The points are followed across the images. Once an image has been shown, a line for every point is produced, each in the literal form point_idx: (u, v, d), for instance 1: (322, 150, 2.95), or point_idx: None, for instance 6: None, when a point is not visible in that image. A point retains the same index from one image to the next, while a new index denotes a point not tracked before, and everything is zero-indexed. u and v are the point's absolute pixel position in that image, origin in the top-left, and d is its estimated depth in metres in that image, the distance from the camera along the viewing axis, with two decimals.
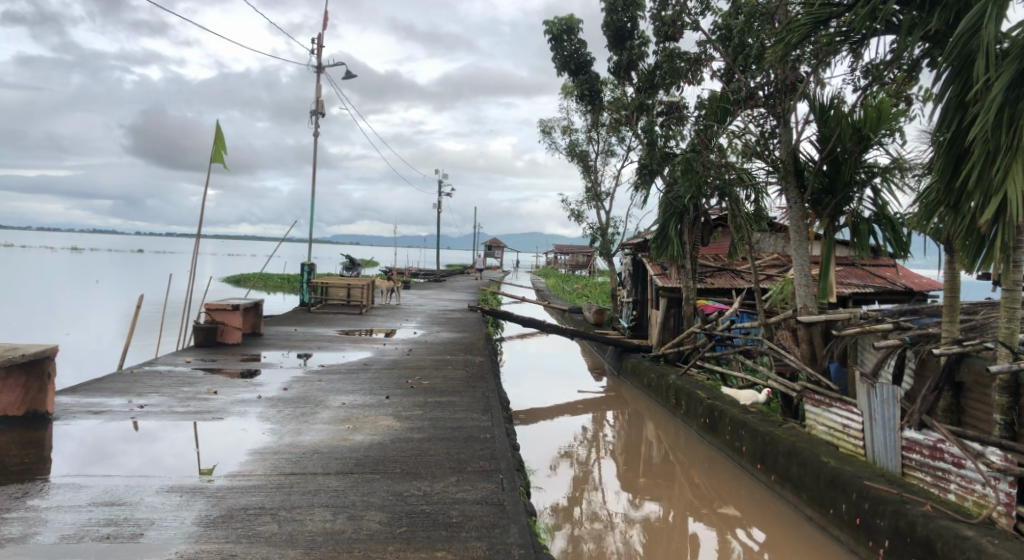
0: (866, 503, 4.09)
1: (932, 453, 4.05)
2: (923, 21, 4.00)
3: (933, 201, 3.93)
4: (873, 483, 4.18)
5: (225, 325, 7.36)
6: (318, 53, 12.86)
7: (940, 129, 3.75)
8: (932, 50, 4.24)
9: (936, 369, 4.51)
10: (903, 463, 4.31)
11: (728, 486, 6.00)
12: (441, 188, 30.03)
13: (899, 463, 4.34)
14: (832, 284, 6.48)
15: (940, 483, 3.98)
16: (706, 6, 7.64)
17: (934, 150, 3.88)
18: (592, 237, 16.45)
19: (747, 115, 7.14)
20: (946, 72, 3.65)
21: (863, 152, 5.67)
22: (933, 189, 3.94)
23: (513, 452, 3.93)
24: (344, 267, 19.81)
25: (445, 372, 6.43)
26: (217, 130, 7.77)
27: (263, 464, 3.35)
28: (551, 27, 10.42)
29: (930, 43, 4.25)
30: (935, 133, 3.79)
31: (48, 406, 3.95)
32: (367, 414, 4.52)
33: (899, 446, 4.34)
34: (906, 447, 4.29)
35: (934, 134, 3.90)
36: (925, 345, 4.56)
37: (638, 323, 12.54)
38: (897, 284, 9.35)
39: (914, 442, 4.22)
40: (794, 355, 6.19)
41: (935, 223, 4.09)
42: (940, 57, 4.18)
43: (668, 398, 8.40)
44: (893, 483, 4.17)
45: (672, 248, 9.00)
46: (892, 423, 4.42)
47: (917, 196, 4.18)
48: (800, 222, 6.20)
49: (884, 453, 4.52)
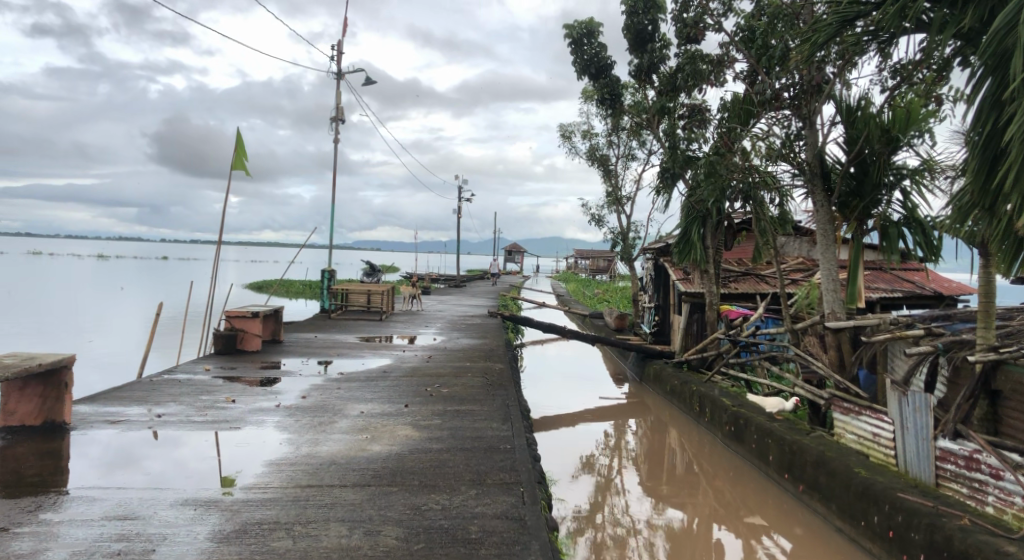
0: (899, 515, 3.88)
1: (967, 464, 3.84)
2: (955, 18, 3.79)
3: (967, 204, 3.75)
4: (907, 495, 3.96)
5: (246, 332, 7.39)
6: (338, 61, 12.96)
7: (975, 128, 3.54)
8: (964, 48, 4.02)
9: (971, 377, 4.31)
10: (937, 474, 4.09)
11: (753, 496, 5.80)
12: (460, 193, 30.11)
13: (932, 473, 4.11)
14: (860, 289, 6.23)
15: (977, 495, 3.76)
16: (729, 7, 7.48)
17: (968, 150, 3.67)
18: (612, 242, 16.27)
19: (771, 117, 6.95)
20: (980, 70, 3.43)
21: (892, 153, 5.43)
22: (967, 191, 3.73)
23: (533, 463, 3.82)
24: (365, 273, 19.94)
25: (464, 379, 6.35)
26: (238, 139, 7.84)
27: (279, 476, 3.30)
28: (571, 31, 10.35)
29: (963, 41, 4.03)
30: (968, 131, 3.58)
31: (64, 416, 3.96)
32: (385, 423, 4.45)
33: (933, 455, 4.11)
34: (940, 457, 4.06)
35: (968, 133, 3.69)
36: (959, 352, 4.30)
37: (660, 329, 12.33)
38: (927, 288, 9.03)
39: (948, 452, 4.00)
40: (822, 362, 5.97)
41: (970, 225, 3.92)
42: (974, 55, 3.96)
43: (691, 405, 8.20)
44: (927, 495, 3.94)
45: (694, 253, 8.79)
46: (925, 431, 4.19)
47: (951, 197, 3.97)
48: (828, 226, 6.02)
49: (916, 463, 4.29)
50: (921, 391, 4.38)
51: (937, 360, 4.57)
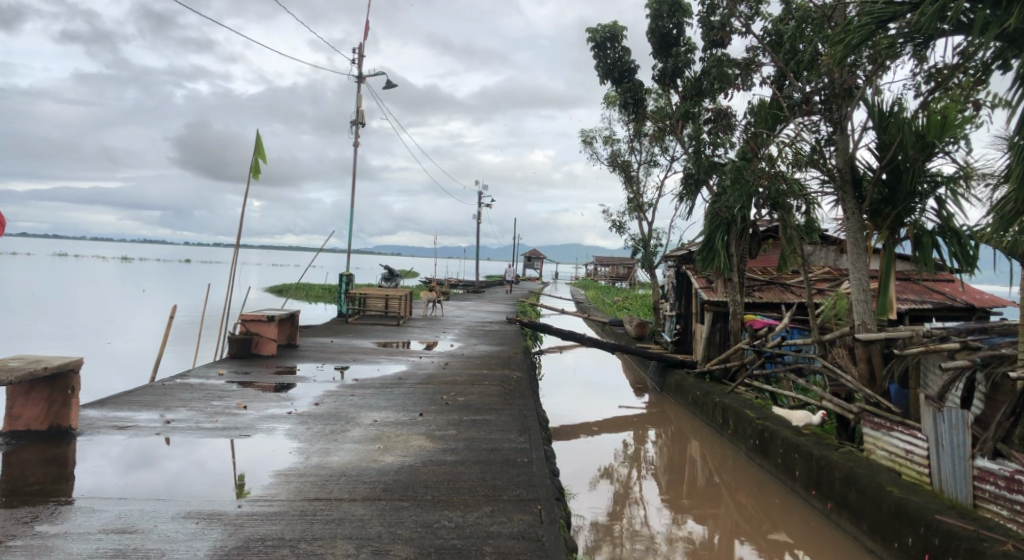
0: (935, 538, 3.59)
1: (1008, 485, 3.55)
2: (998, 19, 3.47)
3: (1010, 212, 3.36)
4: (943, 516, 3.66)
5: (261, 336, 7.37)
6: (359, 66, 12.97)
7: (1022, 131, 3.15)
8: (1005, 51, 3.71)
9: (1011, 395, 3.93)
10: (975, 495, 3.80)
11: (778, 513, 5.53)
12: (480, 200, 30.15)
13: (970, 494, 3.82)
14: (892, 300, 5.94)
15: (1019, 518, 3.47)
16: (755, 11, 7.27)
17: (1012, 154, 3.29)
18: (633, 249, 16.04)
19: (800, 122, 6.69)
20: None
21: (927, 160, 5.12)
22: (1009, 198, 3.35)
23: (551, 478, 3.66)
24: (384, 279, 19.98)
25: (481, 388, 6.20)
26: (259, 142, 7.86)
27: (286, 488, 3.19)
28: (594, 34, 10.19)
29: (1005, 42, 3.72)
30: (1012, 136, 3.25)
31: (70, 420, 3.92)
32: (398, 433, 4.33)
33: (971, 475, 3.82)
34: (979, 477, 3.77)
35: (1011, 137, 3.34)
36: (998, 367, 3.95)
37: (681, 338, 12.04)
38: (958, 299, 8.65)
39: (987, 472, 3.71)
40: (851, 375, 5.65)
41: (1013, 235, 3.55)
42: (1017, 58, 3.63)
43: (714, 417, 7.92)
44: (965, 516, 3.64)
45: (718, 261, 8.51)
46: (961, 449, 3.90)
47: (991, 205, 3.61)
48: (858, 235, 5.70)
49: (953, 483, 3.99)
50: (957, 407, 4.08)
51: (974, 376, 4.22)
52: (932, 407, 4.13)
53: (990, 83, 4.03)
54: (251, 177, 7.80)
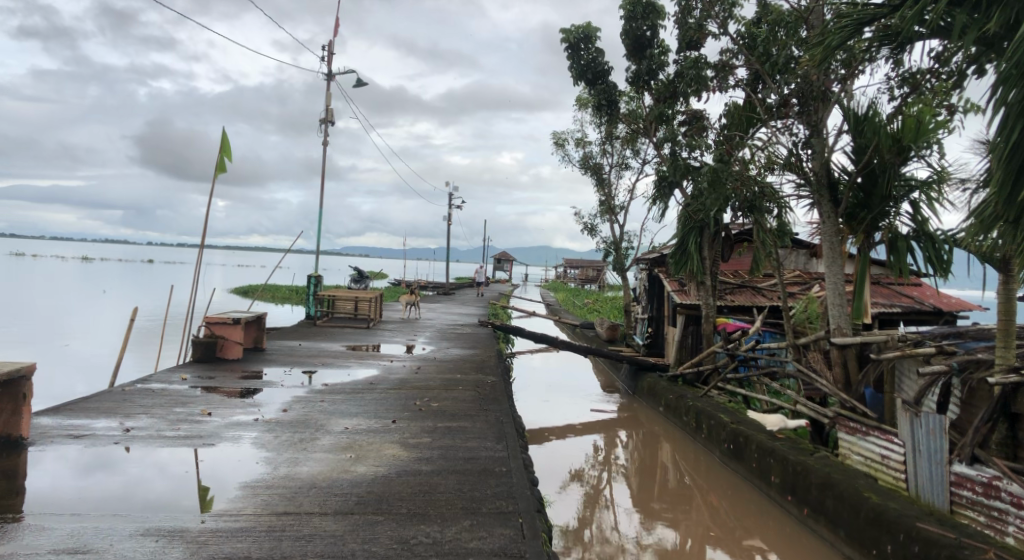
0: (915, 545, 3.59)
1: (986, 491, 3.59)
2: (979, 22, 3.47)
3: (990, 215, 3.37)
4: (923, 522, 3.67)
5: (226, 340, 7.03)
6: (328, 61, 12.64)
7: (1001, 133, 3.12)
8: (984, 54, 3.75)
9: (988, 400, 3.99)
10: (952, 501, 3.83)
11: (751, 517, 5.53)
12: (450, 202, 30.07)
13: (947, 499, 3.85)
14: (866, 303, 6.01)
15: (996, 524, 3.51)
16: (730, 14, 7.31)
17: (992, 157, 3.28)
18: (605, 252, 16.07)
19: (776, 125, 6.71)
20: (998, 77, 3.08)
21: (902, 164, 5.18)
22: (990, 201, 3.36)
23: (532, 488, 3.52)
24: (352, 281, 19.56)
25: (455, 393, 6.04)
26: (223, 136, 7.55)
27: (254, 501, 2.97)
28: (568, 35, 10.14)
29: (983, 47, 3.76)
30: (992, 138, 3.26)
31: (22, 430, 3.60)
32: (371, 441, 4.14)
33: (948, 481, 3.86)
34: (956, 483, 3.81)
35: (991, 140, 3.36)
36: (974, 373, 3.99)
37: (653, 340, 12.07)
38: (925, 303, 8.87)
39: (964, 478, 3.75)
40: (826, 379, 5.67)
41: (991, 238, 3.57)
42: (993, 62, 3.68)
43: (687, 421, 7.91)
44: (944, 523, 3.65)
45: (691, 264, 8.53)
46: (939, 455, 3.93)
47: (970, 210, 3.62)
48: (834, 239, 5.76)
49: (929, 489, 4.03)
50: (933, 412, 4.12)
51: (949, 381, 4.28)
52: (910, 412, 4.15)
53: (964, 88, 4.07)
54: (215, 173, 7.46)
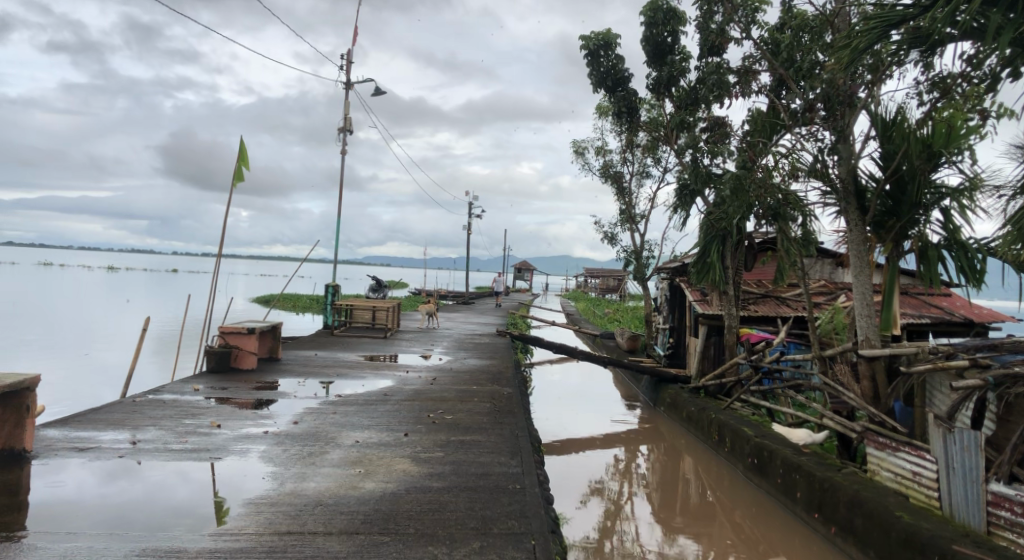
0: None
1: None
2: (1015, 21, 3.31)
3: None
4: (959, 546, 3.45)
5: (240, 350, 7.05)
6: (348, 71, 12.74)
7: None
8: (1020, 55, 3.58)
9: None
10: (989, 522, 3.62)
11: (776, 535, 5.30)
12: (470, 211, 30.20)
13: (984, 520, 3.64)
14: (895, 315, 5.77)
15: None
16: (751, 20, 7.18)
17: None
18: (626, 260, 15.86)
19: (800, 132, 6.53)
20: None
21: (932, 170, 4.97)
22: None
23: (546, 507, 3.41)
24: (371, 290, 19.64)
25: (470, 405, 5.95)
26: (243, 146, 7.63)
27: (257, 519, 2.92)
28: (587, 42, 10.08)
29: (1019, 48, 3.59)
30: None
31: (24, 443, 3.60)
32: (382, 456, 4.06)
33: (984, 501, 3.64)
34: (993, 503, 3.59)
35: None
36: (1011, 388, 3.75)
37: (674, 351, 11.83)
38: (956, 314, 8.55)
39: (1002, 497, 3.54)
40: (853, 393, 5.43)
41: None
42: None
43: (709, 434, 7.68)
44: (981, 546, 3.43)
45: (713, 274, 8.32)
46: (975, 473, 3.73)
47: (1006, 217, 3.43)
48: (861, 248, 5.56)
49: (964, 508, 3.81)
50: (968, 428, 3.90)
51: (984, 396, 4.05)
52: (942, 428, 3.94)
53: (998, 92, 3.90)
54: (233, 183, 7.53)
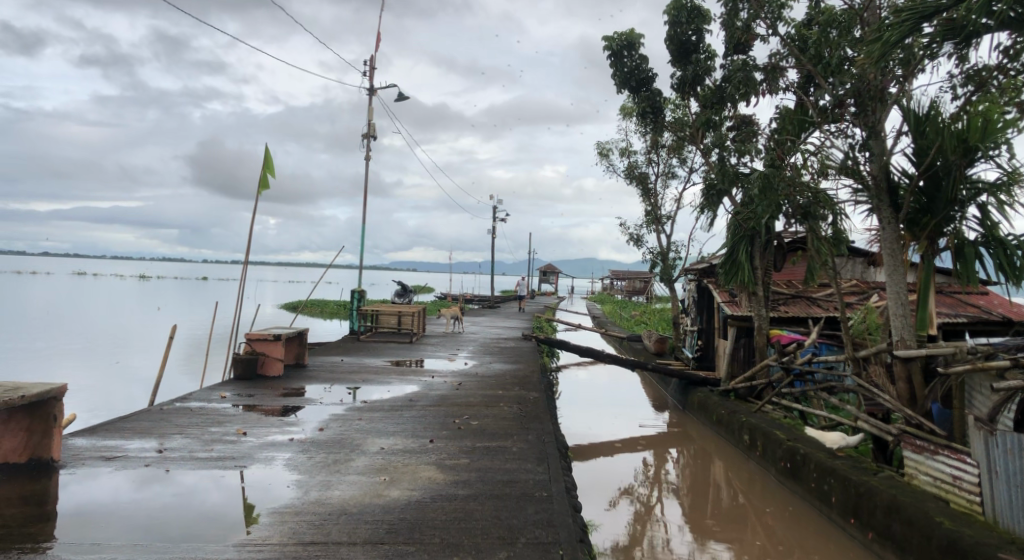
0: None
1: None
2: None
3: None
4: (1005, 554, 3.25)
5: (267, 356, 7.12)
6: (371, 79, 12.84)
7: None
8: None
9: None
10: None
11: (809, 541, 5.09)
12: (494, 216, 30.19)
13: None
14: (931, 315, 5.52)
15: None
16: (778, 16, 6.97)
17: None
18: (652, 262, 15.61)
19: (829, 129, 6.32)
20: None
21: (967, 165, 4.71)
22: None
23: (573, 516, 3.31)
24: (397, 295, 19.76)
25: (496, 410, 5.86)
26: (269, 155, 7.72)
27: (281, 528, 2.89)
28: (611, 42, 9.95)
29: None
30: None
31: (53, 452, 3.66)
32: (407, 463, 4.02)
33: None
34: None
35: None
36: None
37: (704, 354, 11.55)
38: (994, 312, 8.17)
39: None
40: (889, 395, 5.20)
41: None
42: None
43: (740, 437, 7.46)
44: None
45: (742, 274, 8.07)
46: (1018, 477, 3.50)
47: None
48: (896, 248, 5.39)
49: (1008, 514, 3.58)
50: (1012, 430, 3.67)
51: None
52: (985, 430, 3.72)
53: None
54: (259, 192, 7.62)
